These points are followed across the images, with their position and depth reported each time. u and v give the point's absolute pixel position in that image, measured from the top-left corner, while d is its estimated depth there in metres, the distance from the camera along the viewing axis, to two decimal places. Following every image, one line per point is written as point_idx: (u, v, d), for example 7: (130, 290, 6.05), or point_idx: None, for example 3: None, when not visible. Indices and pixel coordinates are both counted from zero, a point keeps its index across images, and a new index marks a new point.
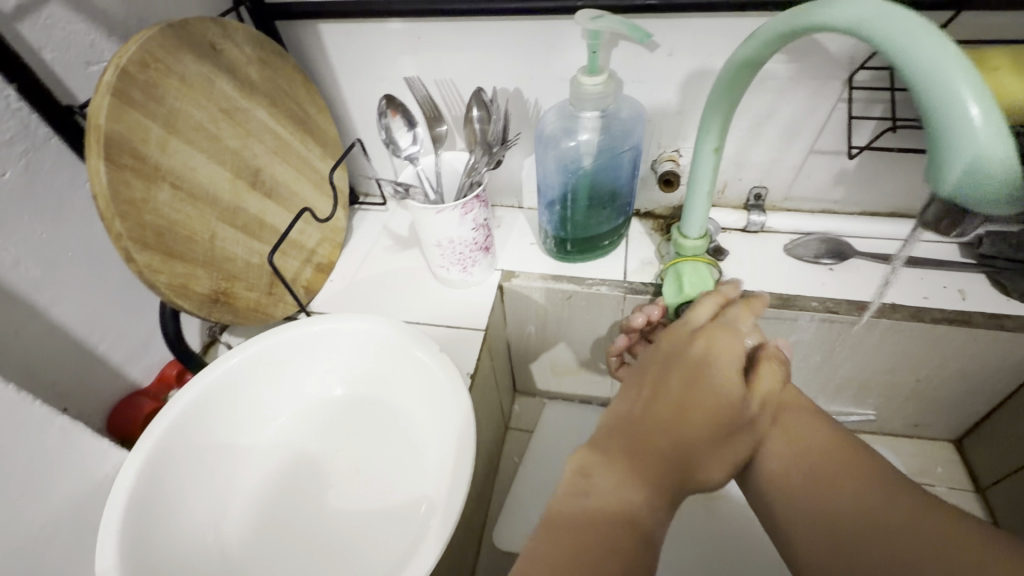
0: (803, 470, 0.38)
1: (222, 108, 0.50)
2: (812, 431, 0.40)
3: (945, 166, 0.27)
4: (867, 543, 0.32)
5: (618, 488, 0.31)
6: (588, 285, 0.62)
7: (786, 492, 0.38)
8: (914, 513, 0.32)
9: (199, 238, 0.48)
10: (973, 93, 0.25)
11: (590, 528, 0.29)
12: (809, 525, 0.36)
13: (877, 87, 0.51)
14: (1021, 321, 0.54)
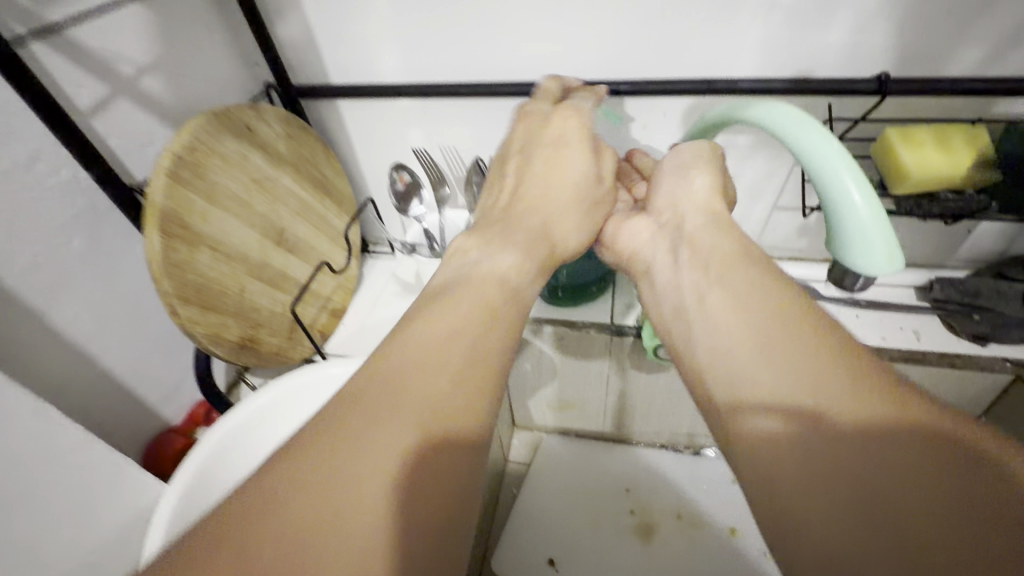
0: (721, 289, 0.33)
1: (254, 178, 0.57)
2: (777, 326, 0.29)
3: (846, 256, 0.35)
4: (804, 477, 0.23)
5: (495, 250, 0.38)
6: (578, 327, 0.68)
7: (736, 409, 0.28)
8: (887, 463, 0.22)
9: (231, 291, 0.55)
10: (869, 206, 0.33)
11: (348, 453, 0.24)
12: (803, 485, 0.23)
13: None
14: (969, 360, 0.60)
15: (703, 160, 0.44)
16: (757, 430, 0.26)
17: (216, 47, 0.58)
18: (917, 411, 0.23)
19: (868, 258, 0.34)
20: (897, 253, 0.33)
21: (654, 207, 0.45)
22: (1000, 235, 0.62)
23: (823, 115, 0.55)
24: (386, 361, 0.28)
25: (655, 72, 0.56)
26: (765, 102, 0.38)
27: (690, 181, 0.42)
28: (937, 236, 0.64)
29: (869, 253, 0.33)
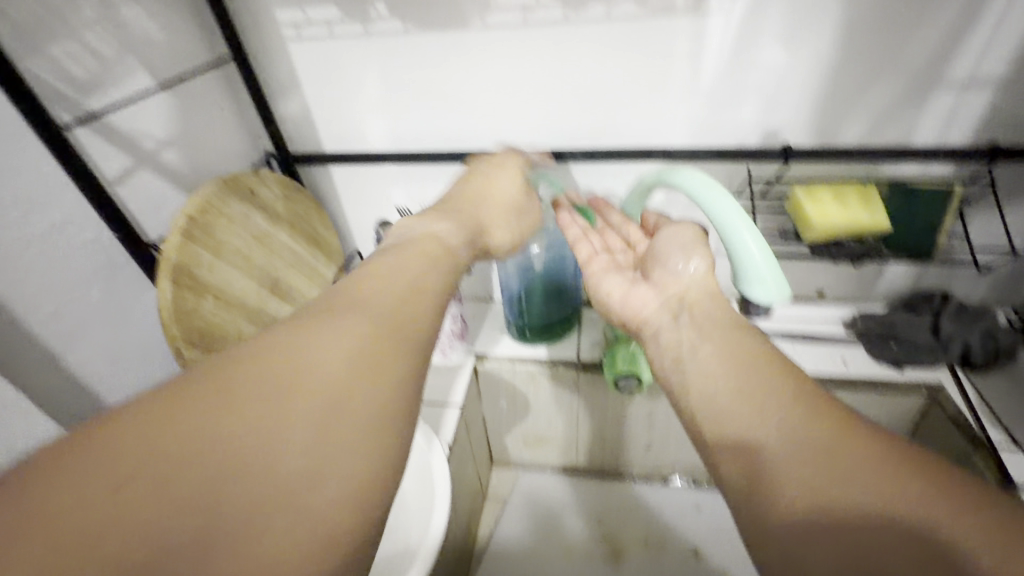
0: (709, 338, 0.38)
1: (255, 235, 0.65)
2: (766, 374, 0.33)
3: (747, 290, 0.44)
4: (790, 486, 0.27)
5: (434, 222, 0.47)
6: (548, 364, 0.75)
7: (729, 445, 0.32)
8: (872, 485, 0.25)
9: (231, 336, 0.60)
10: (761, 251, 0.42)
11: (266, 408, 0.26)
12: (795, 521, 0.26)
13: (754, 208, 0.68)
14: (890, 383, 0.68)
15: (699, 245, 0.46)
16: (726, 467, 0.31)
17: (226, 123, 0.67)
18: (880, 445, 0.27)
19: (763, 291, 0.42)
20: (785, 287, 0.42)
21: (659, 282, 0.46)
22: (907, 273, 0.72)
23: (744, 177, 0.65)
24: (339, 308, 0.32)
25: (603, 142, 0.66)
26: (685, 170, 0.47)
27: (683, 267, 0.44)
28: (856, 276, 0.74)
29: (765, 289, 0.42)
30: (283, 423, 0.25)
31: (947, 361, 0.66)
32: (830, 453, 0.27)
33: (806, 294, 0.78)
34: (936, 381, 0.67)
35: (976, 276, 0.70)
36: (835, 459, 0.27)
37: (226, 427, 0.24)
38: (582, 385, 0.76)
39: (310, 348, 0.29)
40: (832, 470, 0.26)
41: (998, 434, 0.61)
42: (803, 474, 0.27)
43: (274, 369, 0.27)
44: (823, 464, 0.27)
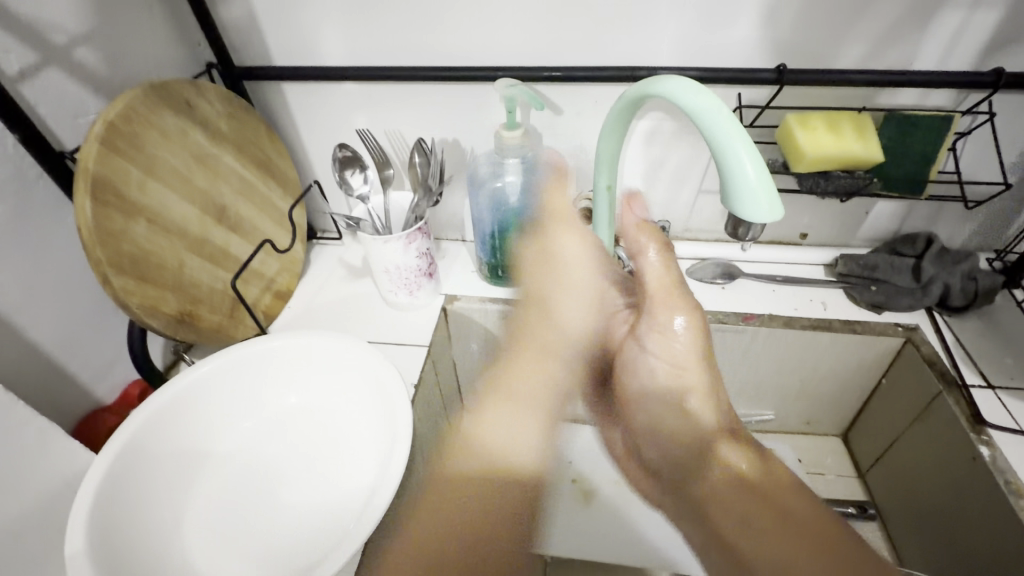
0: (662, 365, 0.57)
1: (195, 155, 0.58)
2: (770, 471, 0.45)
3: (734, 208, 0.39)
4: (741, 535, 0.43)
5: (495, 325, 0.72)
6: (521, 305, 0.72)
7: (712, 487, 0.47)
8: (821, 538, 0.39)
9: (170, 265, 0.55)
10: (751, 161, 0.37)
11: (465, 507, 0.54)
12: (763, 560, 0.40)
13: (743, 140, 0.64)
14: (869, 326, 0.66)
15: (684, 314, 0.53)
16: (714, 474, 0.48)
17: (155, 26, 0.59)
18: (829, 520, 0.40)
19: (752, 208, 0.37)
20: (778, 203, 0.37)
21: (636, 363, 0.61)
22: (892, 214, 0.69)
23: (734, 103, 0.60)
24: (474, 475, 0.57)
25: (584, 61, 0.60)
26: (668, 79, 0.42)
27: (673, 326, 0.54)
28: (841, 217, 0.71)
29: (752, 204, 0.37)
30: (460, 512, 0.54)
31: (927, 303, 0.65)
32: (774, 533, 0.41)
33: (788, 237, 0.75)
34: (913, 324, 0.66)
35: (961, 217, 0.68)
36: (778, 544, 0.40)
37: (459, 527, 0.53)
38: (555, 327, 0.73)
39: (480, 440, 0.60)
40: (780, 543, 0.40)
41: (971, 374, 0.60)
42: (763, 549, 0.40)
43: (446, 488, 0.55)
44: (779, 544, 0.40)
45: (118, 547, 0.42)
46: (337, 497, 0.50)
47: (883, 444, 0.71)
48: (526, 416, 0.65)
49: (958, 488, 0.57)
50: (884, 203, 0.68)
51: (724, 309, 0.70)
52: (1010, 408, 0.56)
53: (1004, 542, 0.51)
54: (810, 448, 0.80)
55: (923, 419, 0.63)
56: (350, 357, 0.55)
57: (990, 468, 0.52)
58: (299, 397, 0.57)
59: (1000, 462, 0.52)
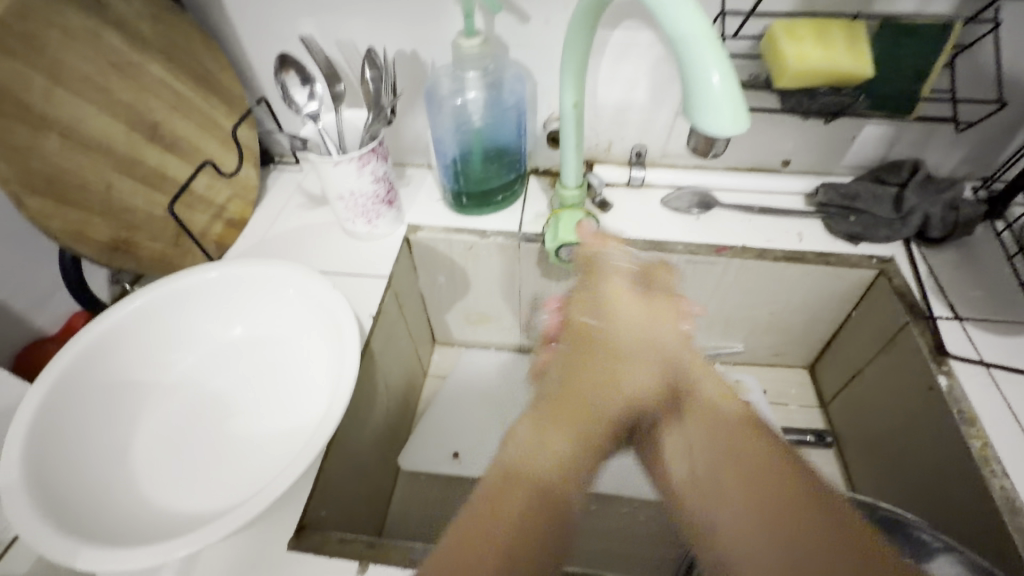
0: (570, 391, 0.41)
1: (111, 61, 0.52)
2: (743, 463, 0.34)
3: (695, 120, 0.35)
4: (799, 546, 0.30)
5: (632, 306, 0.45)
6: (486, 236, 0.69)
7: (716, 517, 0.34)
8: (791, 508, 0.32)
9: (96, 186, 0.50)
10: (716, 66, 0.33)
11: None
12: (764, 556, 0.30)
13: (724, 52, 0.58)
14: (843, 258, 0.64)
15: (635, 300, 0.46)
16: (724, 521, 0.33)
17: None
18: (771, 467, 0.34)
19: (713, 120, 0.34)
20: (742, 117, 0.34)
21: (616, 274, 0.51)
22: (881, 138, 0.65)
23: (717, 10, 0.54)
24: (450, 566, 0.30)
25: None
26: None
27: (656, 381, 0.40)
28: (827, 142, 0.67)
29: (713, 115, 0.34)
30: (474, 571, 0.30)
31: (905, 234, 0.63)
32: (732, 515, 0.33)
33: (770, 164, 0.71)
34: (889, 257, 0.64)
35: (952, 141, 0.64)
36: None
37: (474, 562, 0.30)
38: (524, 259, 0.70)
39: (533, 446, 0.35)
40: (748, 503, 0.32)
41: (940, 306, 0.59)
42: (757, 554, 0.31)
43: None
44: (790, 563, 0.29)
45: (57, 473, 0.41)
46: (289, 423, 0.49)
47: (848, 375, 0.71)
48: (535, 507, 0.33)
49: (912, 416, 0.58)
50: (873, 126, 0.64)
51: (697, 240, 0.67)
52: (972, 338, 0.56)
53: (951, 467, 0.52)
54: (776, 378, 0.80)
55: (887, 350, 0.62)
56: (296, 287, 0.52)
57: (945, 397, 0.52)
58: (245, 327, 0.55)
59: (956, 392, 0.52)
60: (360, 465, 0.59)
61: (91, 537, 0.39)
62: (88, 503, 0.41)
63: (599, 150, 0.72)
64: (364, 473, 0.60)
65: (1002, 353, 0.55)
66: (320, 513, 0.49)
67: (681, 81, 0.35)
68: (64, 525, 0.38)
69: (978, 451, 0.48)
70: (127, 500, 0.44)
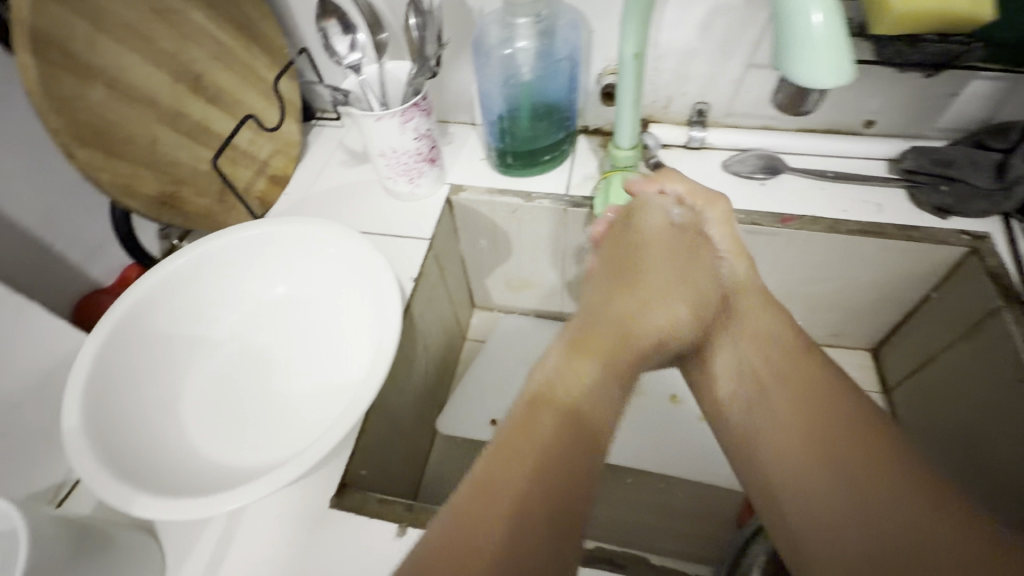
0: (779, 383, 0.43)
1: (152, 8, 0.50)
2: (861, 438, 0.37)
3: (787, 70, 0.30)
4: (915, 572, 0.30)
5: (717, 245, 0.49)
6: (531, 198, 0.65)
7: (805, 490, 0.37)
8: (941, 508, 0.32)
9: (141, 138, 0.50)
10: (819, 4, 0.28)
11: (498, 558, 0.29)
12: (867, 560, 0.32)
13: None
14: (928, 233, 0.58)
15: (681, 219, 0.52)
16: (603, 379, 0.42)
17: None
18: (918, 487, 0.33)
19: (810, 68, 0.29)
20: (846, 66, 0.29)
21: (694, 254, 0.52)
22: (987, 96, 0.57)
23: None
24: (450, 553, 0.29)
25: None
26: None
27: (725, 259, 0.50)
28: (921, 99, 0.59)
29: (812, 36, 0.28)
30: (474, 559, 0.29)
31: (1006, 207, 0.56)
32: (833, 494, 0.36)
33: (849, 125, 0.64)
34: (983, 233, 0.57)
35: None
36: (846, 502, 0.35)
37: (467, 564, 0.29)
38: (569, 224, 0.67)
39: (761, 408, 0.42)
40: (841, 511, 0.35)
41: None
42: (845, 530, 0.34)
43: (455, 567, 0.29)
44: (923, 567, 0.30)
45: (114, 422, 0.43)
46: (332, 383, 0.49)
47: (919, 362, 0.65)
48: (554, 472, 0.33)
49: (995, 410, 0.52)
50: (979, 81, 0.56)
51: (760, 208, 0.62)
52: None
53: None
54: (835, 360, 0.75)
55: (970, 338, 0.56)
56: (339, 246, 0.51)
57: None
58: (287, 287, 0.55)
59: None
60: (399, 427, 0.59)
61: (144, 484, 0.40)
62: (143, 451, 0.43)
63: (657, 107, 0.67)
64: (401, 434, 0.61)
65: None
66: (359, 471, 0.50)
67: (773, 22, 0.30)
68: (121, 473, 0.39)
69: None
70: (180, 450, 0.45)
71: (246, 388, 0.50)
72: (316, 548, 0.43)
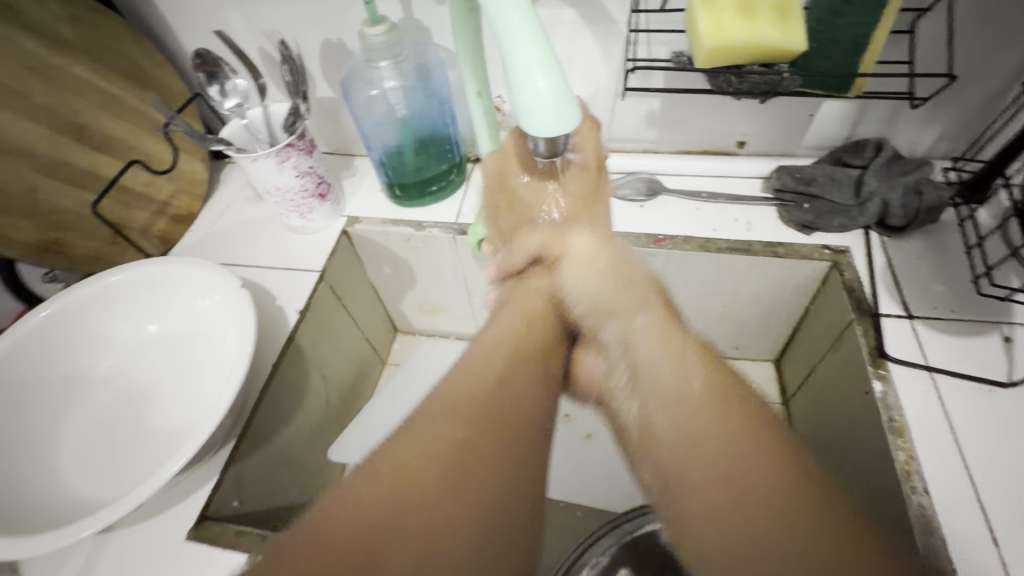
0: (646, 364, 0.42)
1: (27, 65, 0.53)
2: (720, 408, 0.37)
3: (519, 120, 0.32)
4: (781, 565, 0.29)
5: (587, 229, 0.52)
6: (422, 228, 0.67)
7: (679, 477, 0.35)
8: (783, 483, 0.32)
9: (17, 190, 0.53)
10: (541, 69, 0.30)
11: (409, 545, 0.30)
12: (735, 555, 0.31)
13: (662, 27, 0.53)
14: (792, 248, 0.59)
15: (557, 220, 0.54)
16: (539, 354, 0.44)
17: None
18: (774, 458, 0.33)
19: (538, 122, 0.32)
20: (570, 118, 0.32)
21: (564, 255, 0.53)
22: (841, 116, 0.59)
23: None
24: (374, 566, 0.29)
25: None
26: None
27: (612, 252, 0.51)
28: (783, 122, 0.61)
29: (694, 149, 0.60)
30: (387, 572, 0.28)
31: (863, 223, 0.57)
32: (712, 463, 0.34)
33: (724, 146, 0.66)
34: (844, 247, 0.58)
35: (923, 117, 0.57)
36: (726, 475, 0.33)
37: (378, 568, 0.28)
38: (461, 250, 0.69)
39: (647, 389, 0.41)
40: (713, 491, 0.33)
41: (891, 302, 0.54)
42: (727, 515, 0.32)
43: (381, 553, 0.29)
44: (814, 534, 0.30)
45: None
46: (192, 419, 0.51)
47: (805, 373, 0.67)
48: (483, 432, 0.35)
49: (851, 418, 0.54)
50: (832, 103, 0.58)
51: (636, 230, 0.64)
52: (920, 339, 0.51)
53: (875, 487, 0.48)
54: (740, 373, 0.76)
55: (835, 349, 0.58)
56: (209, 280, 0.54)
57: (878, 404, 0.48)
58: (163, 325, 0.57)
59: (890, 400, 0.48)
60: (288, 455, 0.61)
61: None
62: (3, 492, 0.44)
63: None
64: (294, 462, 0.62)
65: (954, 356, 0.50)
66: (231, 504, 0.51)
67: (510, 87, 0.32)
68: None
69: (901, 466, 0.44)
70: (46, 489, 0.46)
71: (119, 427, 0.52)
72: None
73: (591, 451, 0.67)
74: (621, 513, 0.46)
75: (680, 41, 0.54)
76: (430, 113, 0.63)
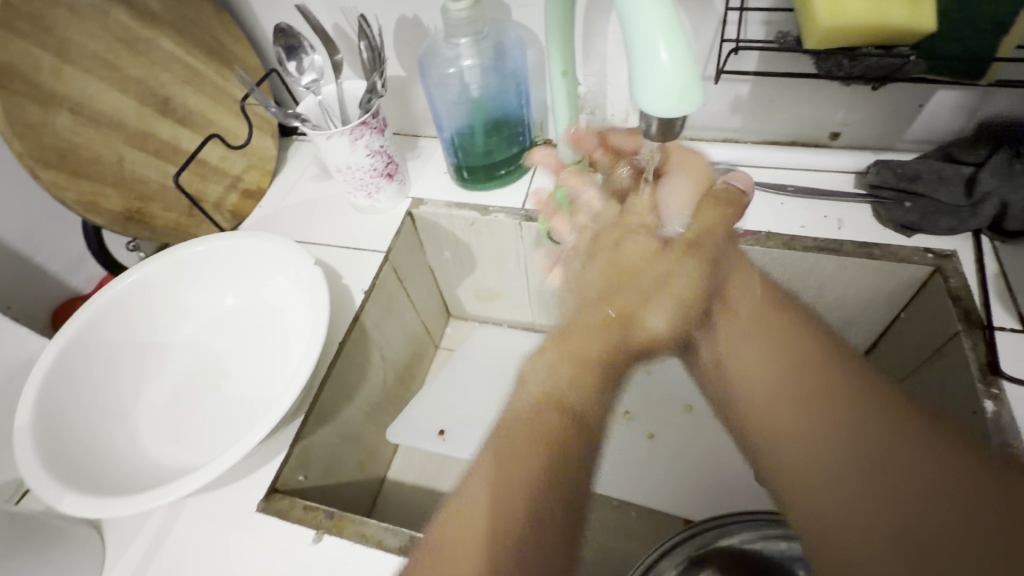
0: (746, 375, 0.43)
1: (120, 38, 0.55)
2: (826, 410, 0.37)
3: (638, 95, 0.31)
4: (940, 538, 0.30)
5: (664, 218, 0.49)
6: (488, 212, 0.66)
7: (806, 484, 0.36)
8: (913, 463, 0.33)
9: (106, 159, 0.55)
10: (664, 38, 0.28)
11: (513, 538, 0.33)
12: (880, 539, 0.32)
13: (764, 5, 0.49)
14: (888, 250, 0.55)
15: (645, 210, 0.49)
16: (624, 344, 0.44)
17: None
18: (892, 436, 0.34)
19: (656, 95, 0.30)
20: (691, 93, 0.29)
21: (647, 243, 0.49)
22: (956, 107, 0.54)
23: None
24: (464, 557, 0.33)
25: None
26: None
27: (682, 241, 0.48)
28: (886, 112, 0.56)
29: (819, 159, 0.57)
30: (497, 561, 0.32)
31: (974, 225, 0.52)
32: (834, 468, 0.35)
33: (815, 137, 0.61)
34: (950, 250, 0.53)
35: None
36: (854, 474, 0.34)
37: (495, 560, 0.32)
38: (526, 237, 0.67)
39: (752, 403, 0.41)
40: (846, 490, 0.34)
41: (1005, 314, 0.49)
42: (852, 502, 0.34)
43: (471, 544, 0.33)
44: (959, 506, 0.31)
45: (65, 422, 0.46)
46: (263, 392, 0.51)
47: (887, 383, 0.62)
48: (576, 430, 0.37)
49: None
50: (947, 92, 0.53)
51: None
52: None
53: None
54: None
55: (933, 361, 0.53)
56: (283, 256, 0.54)
57: (989, 425, 0.44)
58: (236, 298, 0.57)
59: (1004, 421, 0.44)
60: (348, 433, 0.61)
61: (84, 483, 0.43)
62: (90, 452, 0.46)
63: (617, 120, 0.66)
64: (354, 441, 0.63)
65: None
66: (297, 478, 0.52)
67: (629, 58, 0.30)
68: (62, 472, 0.43)
69: None
70: (128, 451, 0.48)
71: (193, 395, 0.53)
72: (241, 548, 0.46)
73: (650, 451, 0.65)
74: (701, 521, 0.45)
75: (782, 21, 0.50)
76: (505, 94, 0.61)
